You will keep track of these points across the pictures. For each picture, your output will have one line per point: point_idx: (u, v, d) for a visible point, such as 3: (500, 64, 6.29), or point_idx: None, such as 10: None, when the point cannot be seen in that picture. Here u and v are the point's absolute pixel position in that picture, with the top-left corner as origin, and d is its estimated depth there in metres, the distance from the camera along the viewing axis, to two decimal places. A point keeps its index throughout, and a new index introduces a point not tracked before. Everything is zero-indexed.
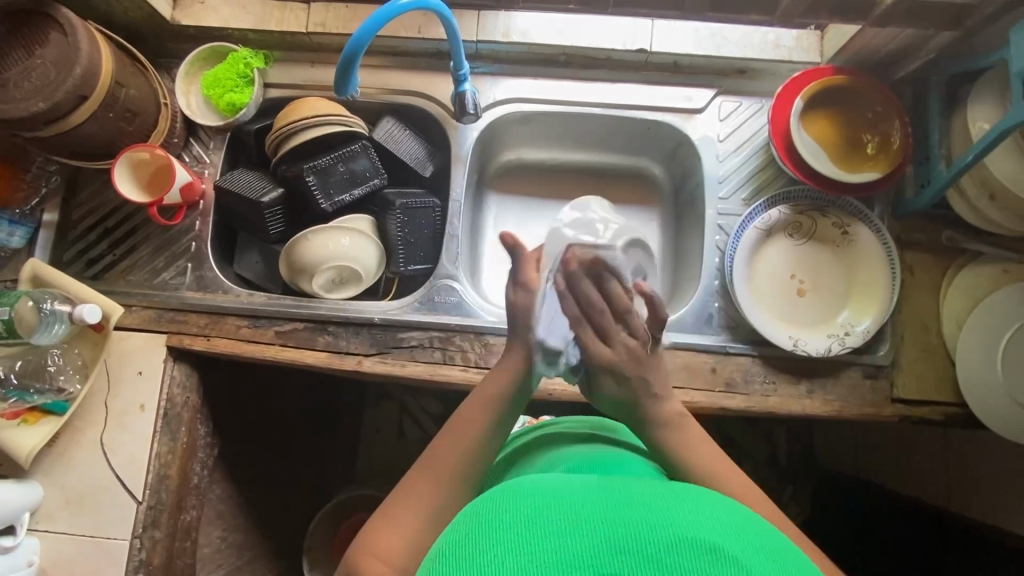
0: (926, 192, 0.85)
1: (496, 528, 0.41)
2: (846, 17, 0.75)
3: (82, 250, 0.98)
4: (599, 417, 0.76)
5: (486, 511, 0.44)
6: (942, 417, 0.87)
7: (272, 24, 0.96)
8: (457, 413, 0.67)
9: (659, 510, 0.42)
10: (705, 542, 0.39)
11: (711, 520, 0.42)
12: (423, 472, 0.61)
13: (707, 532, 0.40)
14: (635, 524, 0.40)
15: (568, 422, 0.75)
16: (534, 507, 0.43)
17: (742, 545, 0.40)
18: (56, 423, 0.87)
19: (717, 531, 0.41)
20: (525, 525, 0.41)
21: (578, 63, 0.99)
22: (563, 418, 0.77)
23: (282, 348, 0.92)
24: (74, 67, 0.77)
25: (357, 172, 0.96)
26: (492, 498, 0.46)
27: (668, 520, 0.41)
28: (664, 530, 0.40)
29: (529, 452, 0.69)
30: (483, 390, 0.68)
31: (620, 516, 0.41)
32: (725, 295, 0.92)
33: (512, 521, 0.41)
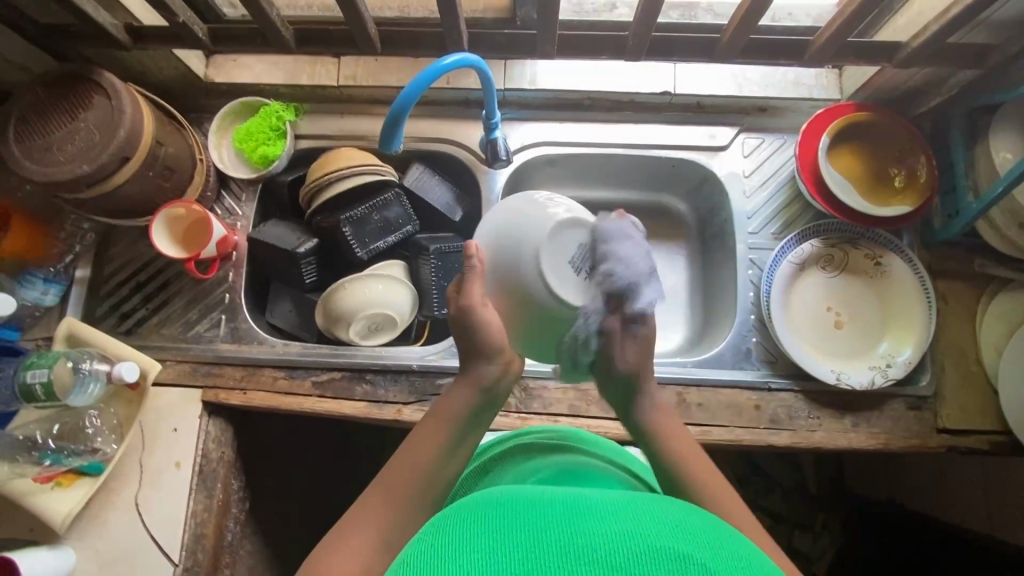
0: (955, 223, 0.87)
1: (461, 540, 0.40)
2: (873, 59, 0.78)
3: (114, 305, 0.98)
4: (562, 429, 0.80)
5: (457, 522, 0.43)
6: (989, 447, 0.86)
7: (304, 78, 0.99)
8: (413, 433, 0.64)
9: (631, 518, 0.41)
10: (676, 550, 0.38)
11: (680, 529, 0.41)
12: (383, 489, 0.58)
13: (680, 543, 0.39)
14: (604, 534, 0.39)
15: (541, 432, 0.78)
16: (504, 517, 0.42)
17: (713, 554, 0.39)
18: (91, 485, 0.85)
19: (687, 539, 0.40)
20: (494, 537, 0.40)
21: (603, 106, 1.02)
22: (534, 427, 0.80)
23: (320, 399, 0.91)
24: (118, 130, 0.78)
25: (391, 220, 0.97)
26: (463, 508, 0.45)
27: (639, 529, 0.40)
28: (635, 539, 0.39)
29: (500, 462, 0.72)
30: (447, 402, 0.66)
31: (588, 525, 0.40)
32: (762, 329, 0.92)
33: (481, 532, 0.41)
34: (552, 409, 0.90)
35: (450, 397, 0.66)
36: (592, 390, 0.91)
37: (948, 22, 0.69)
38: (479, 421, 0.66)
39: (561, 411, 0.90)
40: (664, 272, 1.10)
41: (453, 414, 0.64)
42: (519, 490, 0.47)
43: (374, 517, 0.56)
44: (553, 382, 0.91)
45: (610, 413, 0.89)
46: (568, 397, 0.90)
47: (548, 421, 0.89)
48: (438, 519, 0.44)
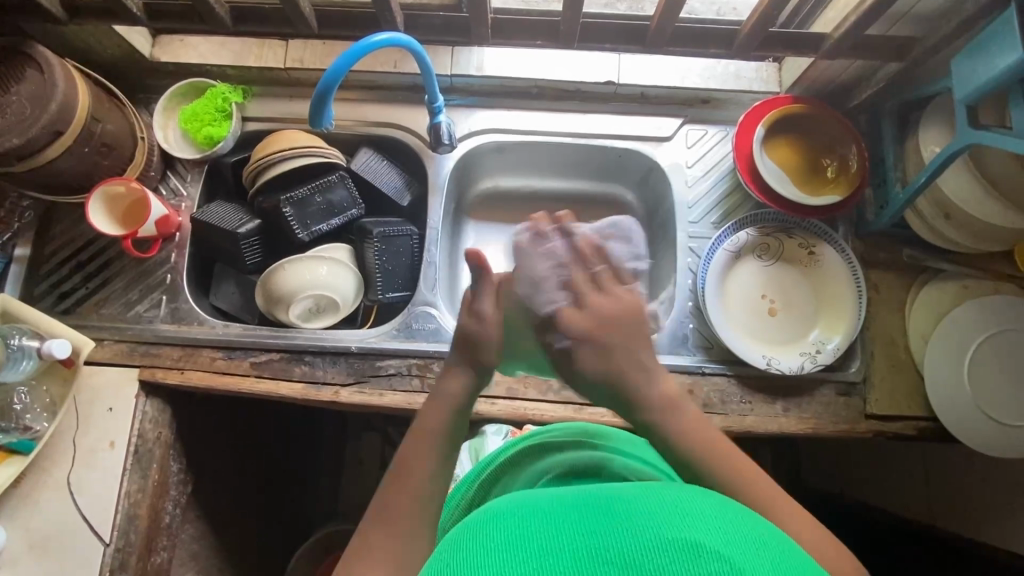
0: (885, 214, 0.89)
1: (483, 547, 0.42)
2: (799, 50, 0.80)
3: (54, 284, 0.97)
4: (582, 423, 0.78)
5: (474, 530, 0.45)
6: (914, 432, 0.88)
7: (251, 60, 0.99)
8: (406, 449, 0.62)
9: (640, 515, 0.43)
10: (687, 541, 0.40)
11: (697, 516, 0.43)
12: (385, 520, 0.56)
13: (692, 533, 0.41)
14: (619, 534, 0.41)
15: (553, 430, 0.77)
16: (519, 524, 0.44)
17: (722, 538, 0.41)
18: (20, 464, 0.85)
19: (703, 527, 0.41)
20: (508, 547, 0.42)
21: (551, 95, 1.03)
22: (549, 426, 0.79)
23: (258, 380, 0.91)
24: (50, 104, 0.77)
25: (335, 203, 0.97)
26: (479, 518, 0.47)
27: (653, 526, 0.42)
28: (647, 535, 0.41)
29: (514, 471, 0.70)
30: (430, 414, 0.64)
31: (599, 528, 0.42)
32: (699, 316, 0.94)
33: (498, 541, 0.43)
34: (490, 391, 0.90)
35: (430, 410, 0.65)
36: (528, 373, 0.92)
37: (864, 12, 0.70)
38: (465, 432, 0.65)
39: (499, 394, 0.90)
40: None
41: (436, 427, 0.63)
42: (528, 495, 0.49)
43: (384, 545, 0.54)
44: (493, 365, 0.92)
45: (547, 396, 0.90)
46: (506, 380, 0.91)
47: (485, 404, 0.90)
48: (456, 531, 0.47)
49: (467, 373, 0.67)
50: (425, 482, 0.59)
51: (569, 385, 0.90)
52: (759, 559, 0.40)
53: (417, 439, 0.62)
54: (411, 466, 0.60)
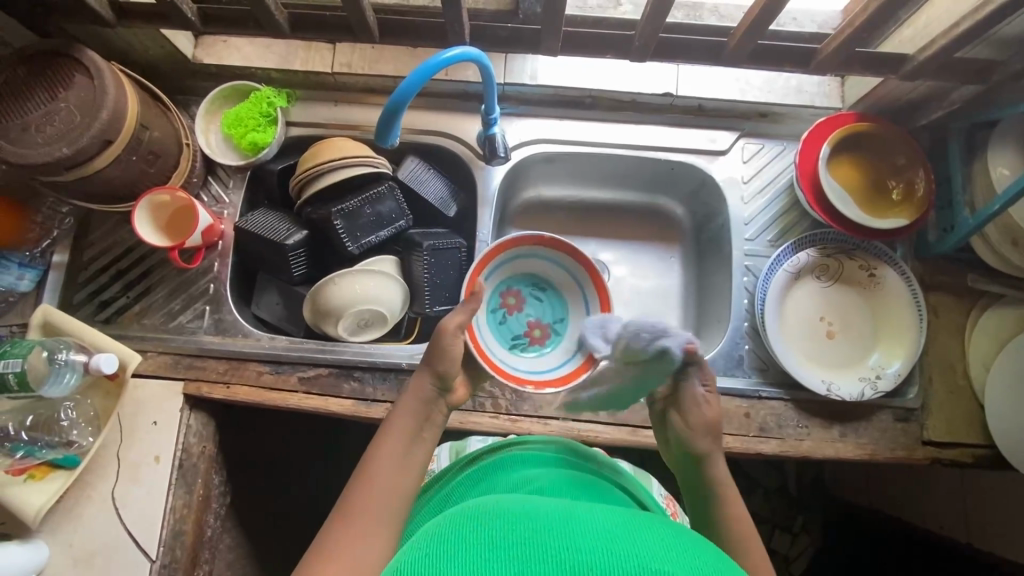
0: (949, 238, 0.87)
1: (467, 548, 0.43)
2: (878, 71, 0.77)
3: (93, 292, 0.94)
4: (564, 438, 0.78)
5: (461, 529, 0.46)
6: (972, 459, 0.87)
7: (297, 63, 0.96)
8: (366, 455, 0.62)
9: (627, 538, 0.43)
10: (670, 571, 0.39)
11: (681, 553, 0.42)
12: (349, 520, 0.56)
13: (673, 564, 0.40)
14: (604, 552, 0.41)
15: (537, 442, 0.77)
16: (505, 529, 0.44)
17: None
18: (66, 479, 0.82)
19: (683, 562, 0.41)
20: (492, 550, 0.42)
21: (604, 105, 1.00)
22: (531, 436, 0.79)
23: (306, 396, 0.89)
24: (100, 112, 0.74)
25: (383, 215, 0.94)
26: (464, 519, 0.48)
27: (637, 549, 0.41)
28: (630, 556, 0.40)
29: (496, 473, 0.69)
30: (400, 415, 0.65)
31: (584, 543, 0.42)
32: (755, 337, 0.92)
33: (485, 542, 0.43)
34: (543, 411, 0.89)
35: (401, 410, 0.66)
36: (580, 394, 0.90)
37: (957, 37, 0.68)
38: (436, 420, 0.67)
39: (552, 414, 0.89)
40: (658, 274, 1.10)
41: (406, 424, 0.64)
42: (529, 506, 0.50)
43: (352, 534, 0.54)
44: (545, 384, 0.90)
45: (601, 417, 0.89)
46: (559, 400, 0.90)
47: (538, 424, 0.88)
48: (444, 529, 0.47)
49: (430, 372, 0.68)
50: (385, 489, 0.59)
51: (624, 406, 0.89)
52: None
53: (385, 436, 0.63)
54: (370, 471, 0.60)
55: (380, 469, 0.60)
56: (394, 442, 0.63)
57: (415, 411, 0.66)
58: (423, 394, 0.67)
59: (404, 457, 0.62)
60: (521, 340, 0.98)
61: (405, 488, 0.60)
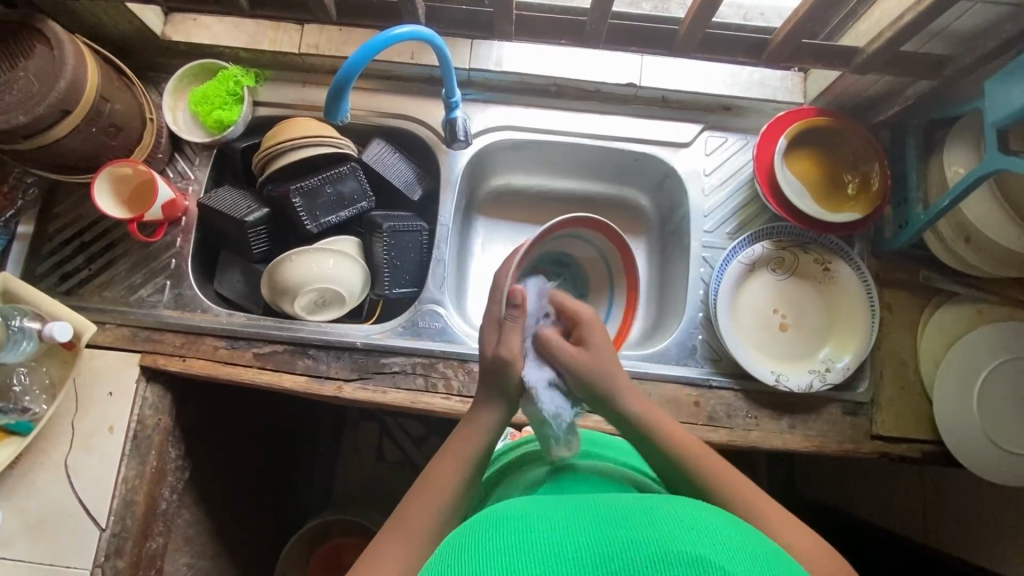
0: (904, 234, 0.88)
1: (491, 551, 0.43)
2: (829, 63, 0.78)
3: (56, 264, 0.95)
4: (584, 431, 0.77)
5: (480, 535, 0.46)
6: (919, 454, 0.88)
7: (265, 43, 0.97)
8: (424, 474, 0.63)
9: (645, 525, 0.43)
10: (687, 553, 0.40)
11: (701, 532, 0.43)
12: (395, 538, 0.57)
13: (699, 545, 0.41)
14: (623, 540, 0.42)
15: None
16: (521, 530, 0.45)
17: (727, 555, 0.41)
18: (18, 445, 0.84)
19: (703, 542, 0.41)
20: (512, 553, 0.43)
21: (569, 94, 1.00)
22: None
23: (261, 371, 0.90)
24: (59, 81, 0.75)
25: (345, 195, 0.95)
26: (482, 520, 0.48)
27: (658, 533, 0.42)
28: (651, 548, 0.41)
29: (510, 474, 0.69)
30: (462, 444, 0.64)
31: (601, 536, 0.43)
32: (709, 327, 0.93)
33: (502, 546, 0.44)
34: None
35: (461, 437, 0.65)
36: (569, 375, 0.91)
37: (901, 29, 0.68)
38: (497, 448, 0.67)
39: None
40: None
41: (470, 451, 0.64)
42: (532, 502, 0.51)
43: (399, 550, 0.56)
44: None
45: None
46: None
47: None
48: (466, 532, 0.48)
49: (501, 400, 0.67)
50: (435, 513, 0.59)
51: None
52: None
53: (443, 459, 0.63)
54: (427, 492, 0.61)
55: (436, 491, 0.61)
56: (454, 466, 0.63)
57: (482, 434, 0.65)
58: (490, 418, 0.66)
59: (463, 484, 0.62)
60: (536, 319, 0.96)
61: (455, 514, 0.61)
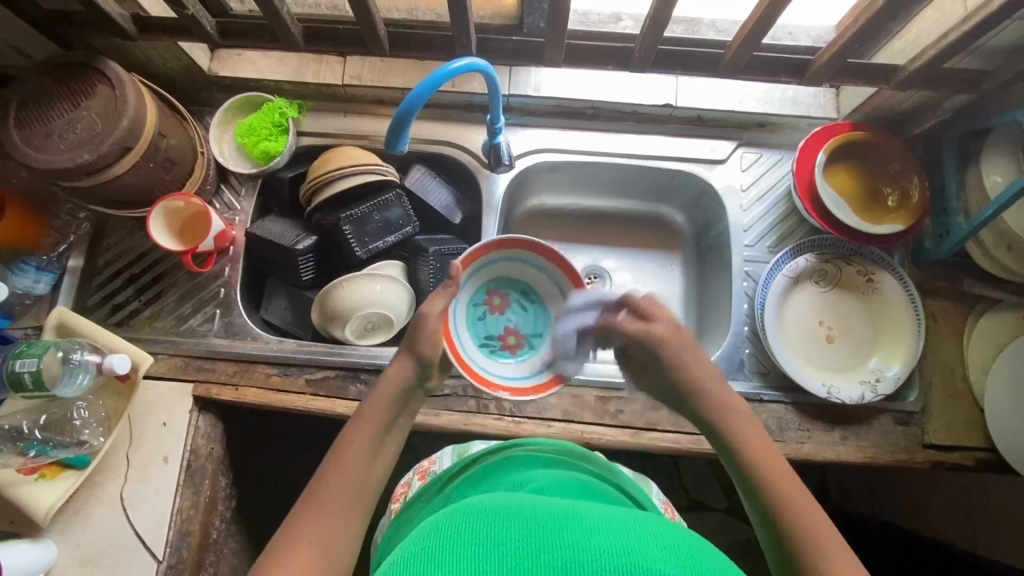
0: (945, 243, 0.89)
1: (464, 544, 0.43)
2: (871, 81, 0.80)
3: (106, 296, 0.96)
4: (561, 441, 0.79)
5: (461, 525, 0.46)
6: (973, 463, 0.88)
7: (309, 76, 0.99)
8: (338, 439, 0.60)
9: (623, 538, 0.42)
10: (657, 570, 0.39)
11: (675, 550, 0.41)
12: (317, 504, 0.54)
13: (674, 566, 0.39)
14: (601, 550, 0.41)
15: (537, 444, 0.78)
16: (501, 528, 0.44)
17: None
18: (76, 478, 0.84)
19: (677, 560, 0.40)
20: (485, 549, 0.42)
21: (605, 116, 1.03)
22: (531, 439, 0.80)
23: (313, 397, 0.91)
24: (121, 120, 0.77)
25: (391, 221, 0.97)
26: (457, 515, 0.48)
27: (641, 547, 0.41)
28: (624, 557, 0.40)
29: (494, 472, 0.70)
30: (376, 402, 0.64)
31: (579, 540, 0.42)
32: (755, 341, 0.94)
33: (476, 538, 0.43)
34: (547, 413, 0.90)
35: (377, 401, 0.64)
36: (620, 392, 0.91)
37: (945, 48, 0.70)
38: (412, 405, 0.67)
39: (556, 416, 0.90)
40: (659, 281, 1.12)
41: (384, 404, 0.64)
42: (519, 501, 0.50)
43: (327, 505, 0.54)
44: None
45: (604, 419, 0.90)
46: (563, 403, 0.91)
47: (542, 426, 0.89)
48: (438, 520, 0.48)
49: (416, 361, 0.68)
50: (354, 475, 0.57)
51: (626, 409, 0.90)
52: None
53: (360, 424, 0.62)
54: (342, 455, 0.58)
55: (350, 453, 0.58)
56: (366, 425, 0.62)
57: (395, 392, 0.66)
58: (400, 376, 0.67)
59: (379, 441, 0.61)
60: (494, 341, 0.89)
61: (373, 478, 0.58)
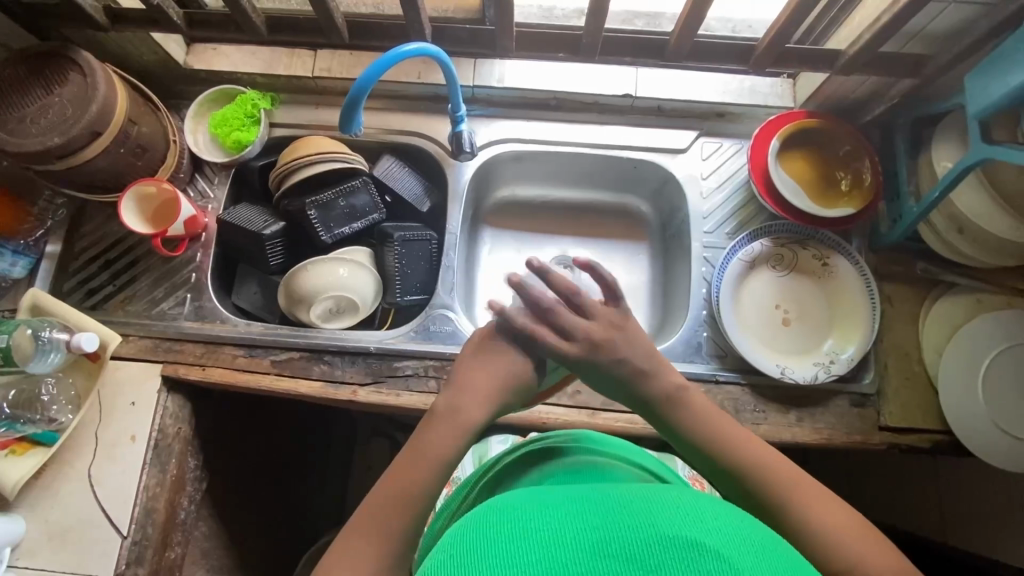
0: (898, 227, 0.90)
1: (488, 542, 0.42)
2: (815, 66, 0.82)
3: (82, 281, 0.99)
4: (581, 431, 0.78)
5: (478, 526, 0.44)
6: (930, 445, 0.88)
7: (281, 68, 1.03)
8: (390, 468, 0.58)
9: (646, 512, 0.43)
10: (687, 539, 0.40)
11: (690, 514, 0.42)
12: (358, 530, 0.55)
13: (701, 531, 0.40)
14: (624, 528, 0.41)
15: (555, 437, 0.77)
16: (521, 518, 0.44)
17: (729, 542, 0.40)
18: (43, 455, 0.86)
19: (695, 524, 0.41)
20: (512, 542, 0.41)
21: (568, 107, 1.05)
22: (549, 433, 0.79)
23: (278, 378, 0.93)
24: (91, 105, 0.81)
25: (357, 208, 1.00)
26: (474, 517, 0.46)
27: (663, 519, 0.42)
28: (652, 534, 0.40)
29: (509, 474, 0.70)
30: (431, 438, 0.59)
31: (603, 522, 0.42)
32: (713, 324, 0.95)
33: (497, 534, 0.42)
34: None
35: (432, 435, 0.59)
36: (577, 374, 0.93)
37: (878, 31, 0.73)
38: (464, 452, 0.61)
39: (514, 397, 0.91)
40: (625, 269, 1.14)
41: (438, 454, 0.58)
42: (524, 493, 0.49)
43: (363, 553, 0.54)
44: None
45: (561, 400, 0.91)
46: None
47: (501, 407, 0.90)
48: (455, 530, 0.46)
49: (487, 405, 0.61)
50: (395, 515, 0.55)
51: (584, 390, 0.91)
52: (761, 566, 0.39)
53: (406, 469, 0.57)
54: (389, 488, 0.57)
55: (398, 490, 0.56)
56: (419, 467, 0.57)
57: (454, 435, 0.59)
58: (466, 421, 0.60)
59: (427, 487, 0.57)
60: None
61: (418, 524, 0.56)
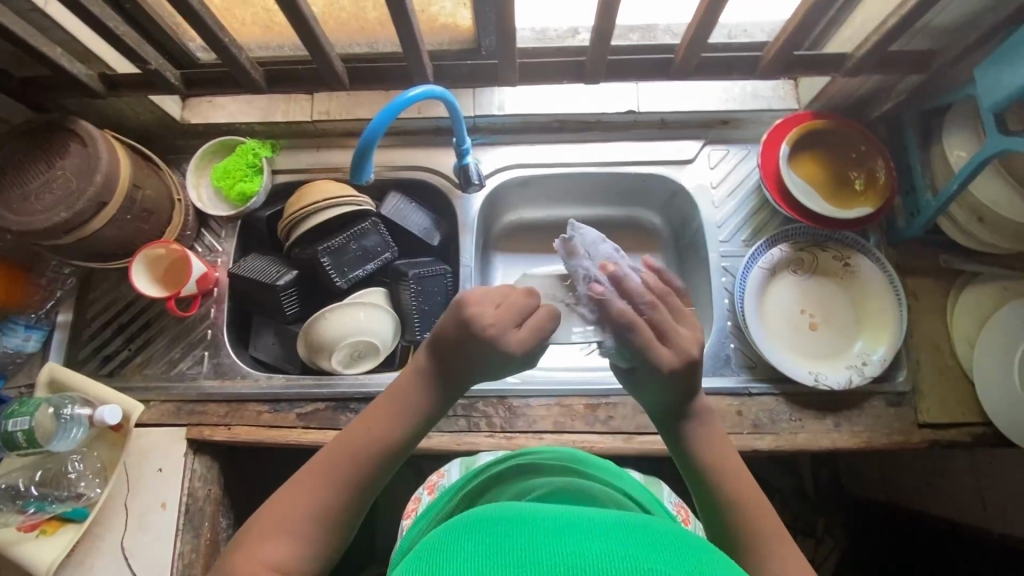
0: (917, 221, 0.89)
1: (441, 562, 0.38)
2: (821, 70, 0.82)
3: (96, 348, 0.98)
4: (567, 448, 0.78)
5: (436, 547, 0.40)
6: (971, 439, 0.87)
7: (278, 115, 1.02)
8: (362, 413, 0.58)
9: (621, 539, 0.38)
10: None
11: (668, 549, 0.38)
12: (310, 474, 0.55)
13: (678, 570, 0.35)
14: (596, 557, 0.36)
15: (544, 454, 0.76)
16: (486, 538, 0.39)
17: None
18: (75, 532, 0.85)
19: (668, 560, 0.36)
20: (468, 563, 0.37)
21: (572, 127, 1.04)
22: (536, 449, 0.78)
23: (305, 430, 0.91)
24: (94, 176, 0.79)
25: (369, 249, 0.98)
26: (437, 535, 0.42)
27: (638, 551, 0.37)
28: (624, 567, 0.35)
29: (501, 482, 0.68)
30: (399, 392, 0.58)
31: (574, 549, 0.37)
32: (739, 334, 0.94)
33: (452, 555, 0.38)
34: (537, 426, 0.90)
35: (401, 394, 0.58)
36: (609, 399, 0.91)
37: (886, 33, 0.72)
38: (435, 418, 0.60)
39: (547, 428, 0.90)
40: None
41: (405, 410, 0.58)
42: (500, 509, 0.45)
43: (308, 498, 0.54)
44: (537, 400, 0.92)
45: (594, 427, 0.90)
46: (552, 414, 0.91)
47: (534, 439, 0.89)
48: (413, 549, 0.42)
49: (450, 385, 0.58)
50: (344, 464, 0.55)
51: (617, 414, 0.90)
52: None
53: (366, 419, 0.58)
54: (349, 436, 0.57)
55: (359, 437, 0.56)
56: (380, 422, 0.57)
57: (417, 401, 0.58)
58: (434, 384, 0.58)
59: (381, 444, 0.56)
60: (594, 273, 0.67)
61: (370, 475, 0.56)
